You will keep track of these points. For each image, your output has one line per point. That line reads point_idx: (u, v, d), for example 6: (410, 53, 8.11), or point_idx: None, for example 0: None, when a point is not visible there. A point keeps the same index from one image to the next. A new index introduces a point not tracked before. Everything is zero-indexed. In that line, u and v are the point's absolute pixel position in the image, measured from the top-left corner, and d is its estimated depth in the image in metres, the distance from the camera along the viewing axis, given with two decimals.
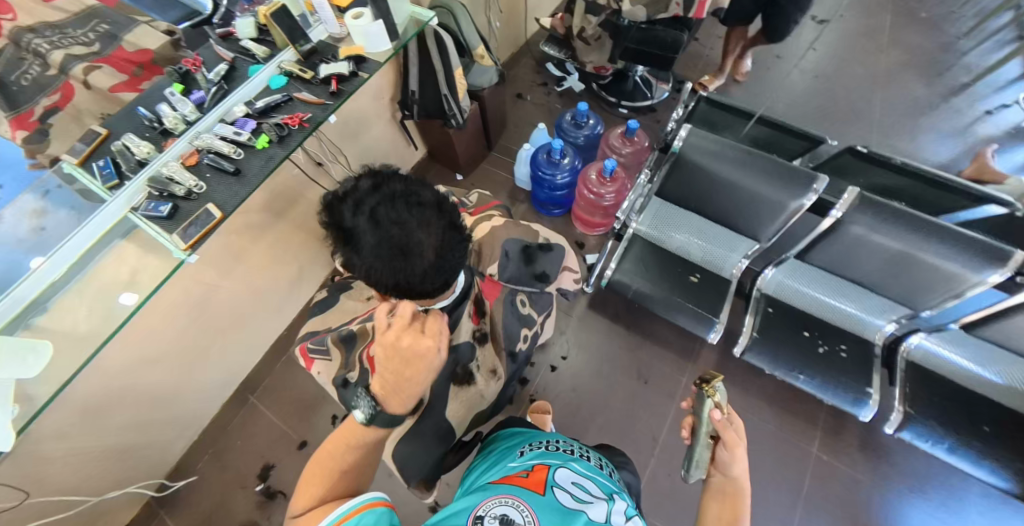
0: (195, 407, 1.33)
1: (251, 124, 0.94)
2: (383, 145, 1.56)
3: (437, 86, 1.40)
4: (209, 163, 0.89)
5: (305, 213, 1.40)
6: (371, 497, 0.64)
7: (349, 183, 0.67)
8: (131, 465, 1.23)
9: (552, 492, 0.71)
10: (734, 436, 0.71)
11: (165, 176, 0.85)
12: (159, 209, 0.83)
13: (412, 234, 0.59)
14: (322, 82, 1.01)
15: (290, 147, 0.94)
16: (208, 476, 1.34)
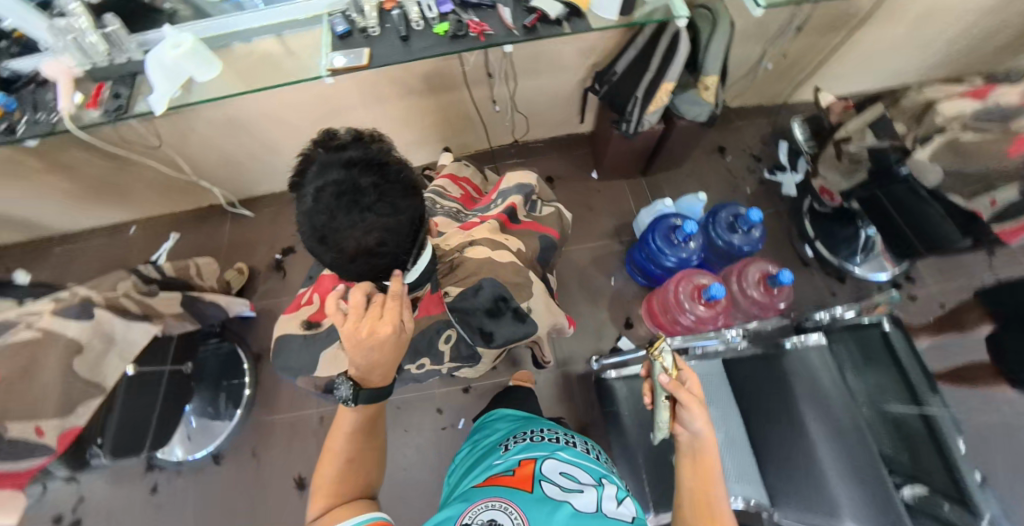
0: (287, 167, 1.46)
1: (448, 6, 0.98)
2: (564, 95, 1.47)
3: (637, 85, 1.26)
4: (395, 18, 0.97)
5: (452, 101, 1.40)
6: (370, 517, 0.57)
7: (340, 138, 0.66)
8: (226, 176, 1.42)
9: (541, 487, 0.66)
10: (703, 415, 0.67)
11: (362, 10, 0.96)
12: (338, 28, 0.95)
13: (338, 231, 0.62)
14: (526, 9, 1.00)
15: (455, 47, 0.97)
16: (258, 220, 1.52)
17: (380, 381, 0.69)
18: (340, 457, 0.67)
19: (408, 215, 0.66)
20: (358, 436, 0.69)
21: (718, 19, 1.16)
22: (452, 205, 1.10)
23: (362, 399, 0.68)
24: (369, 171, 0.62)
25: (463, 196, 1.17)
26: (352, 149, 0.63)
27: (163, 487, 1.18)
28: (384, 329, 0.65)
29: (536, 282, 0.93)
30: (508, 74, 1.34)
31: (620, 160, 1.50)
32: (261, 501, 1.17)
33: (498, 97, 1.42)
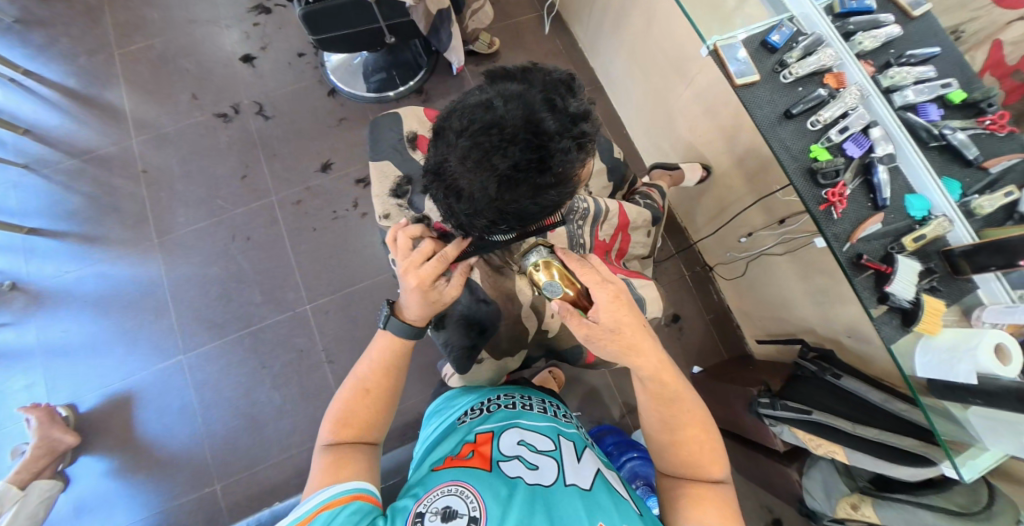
0: (606, 43, 1.38)
1: (853, 155, 0.90)
2: (792, 315, 1.20)
3: (829, 414, 1.00)
4: (810, 95, 0.92)
5: (738, 185, 1.18)
6: (352, 486, 0.59)
7: (567, 103, 0.56)
8: None
9: (499, 469, 0.64)
10: (617, 340, 0.63)
11: (811, 56, 0.92)
12: (776, 38, 0.93)
13: (451, 139, 0.55)
14: (886, 256, 0.86)
15: (798, 176, 0.91)
16: (547, 38, 1.48)
17: (417, 320, 0.70)
18: (364, 387, 0.68)
19: (502, 207, 0.56)
20: (385, 369, 0.69)
21: (970, 514, 0.87)
22: (584, 238, 0.91)
23: (392, 326, 0.70)
24: (532, 148, 0.53)
25: (603, 246, 0.97)
26: (550, 119, 0.53)
27: (302, 60, 1.40)
28: (424, 276, 0.66)
29: (517, 359, 0.94)
30: (792, 242, 1.10)
31: (725, 406, 1.22)
32: (302, 139, 1.35)
33: (759, 237, 1.18)
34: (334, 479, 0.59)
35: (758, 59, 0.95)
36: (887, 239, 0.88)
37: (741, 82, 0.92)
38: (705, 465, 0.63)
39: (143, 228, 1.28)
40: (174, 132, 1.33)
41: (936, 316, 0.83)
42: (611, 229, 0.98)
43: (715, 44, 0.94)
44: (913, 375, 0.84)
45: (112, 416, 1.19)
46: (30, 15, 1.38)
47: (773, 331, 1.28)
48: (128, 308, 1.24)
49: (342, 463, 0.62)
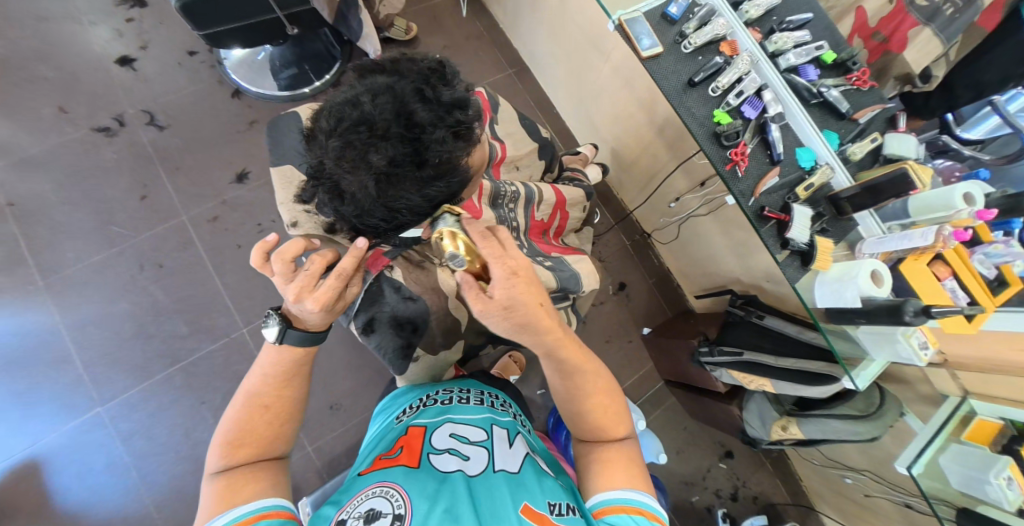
0: (524, 29, 1.40)
1: (749, 117, 1.00)
2: (719, 268, 1.34)
3: (754, 349, 1.15)
4: (709, 62, 1.01)
5: (661, 155, 1.27)
6: (263, 503, 0.54)
7: (437, 96, 0.59)
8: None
9: (427, 462, 0.65)
10: (508, 321, 0.58)
11: (706, 26, 1.01)
12: (675, 9, 1.01)
13: (326, 139, 0.56)
14: (784, 206, 0.98)
15: (706, 139, 1.01)
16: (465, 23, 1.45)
17: (319, 327, 0.64)
18: (262, 403, 0.61)
19: (388, 204, 0.58)
20: (286, 376, 0.63)
21: (867, 415, 1.04)
22: (519, 219, 1.05)
23: (291, 338, 0.62)
24: (407, 142, 0.55)
25: (541, 224, 1.14)
26: (419, 107, 0.56)
27: (194, 59, 1.25)
28: (323, 299, 0.58)
29: (457, 349, 0.94)
30: (713, 201, 1.21)
31: (673, 359, 1.33)
32: (209, 148, 1.21)
33: (685, 201, 1.30)
34: (236, 500, 0.54)
35: (660, 31, 1.02)
36: (786, 189, 1.00)
37: (649, 53, 0.98)
38: (614, 429, 0.66)
39: (21, 270, 1.09)
40: (42, 154, 1.13)
41: (826, 252, 0.96)
42: (545, 207, 1.13)
43: (621, 19, 0.99)
44: (816, 306, 0.95)
45: (16, 492, 1.02)
46: None
47: (707, 286, 1.41)
48: (16, 365, 1.06)
49: (241, 483, 0.56)
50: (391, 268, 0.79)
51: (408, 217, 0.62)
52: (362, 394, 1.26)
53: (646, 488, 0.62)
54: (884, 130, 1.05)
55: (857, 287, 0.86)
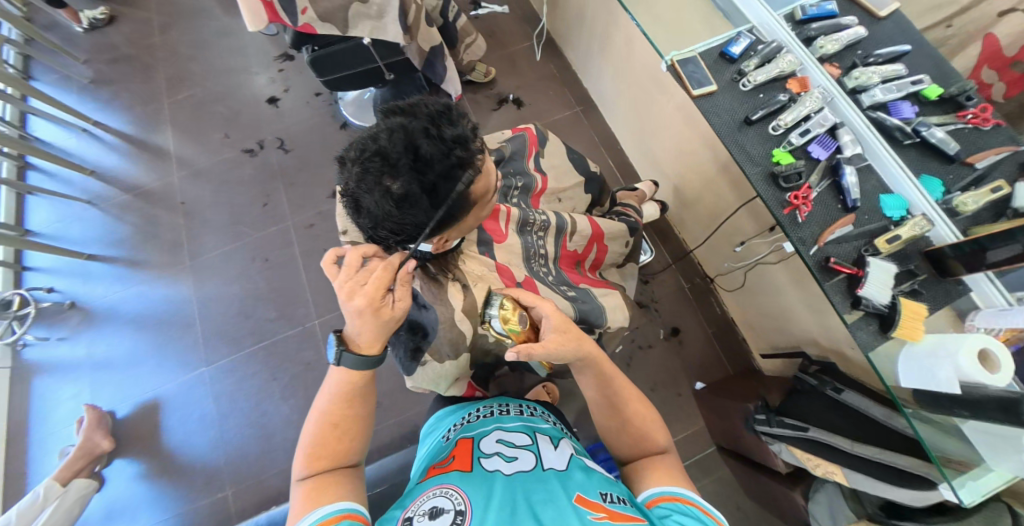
0: (593, 71, 1.56)
1: (818, 157, 0.88)
2: (793, 326, 1.19)
3: (823, 426, 0.97)
4: (771, 100, 0.91)
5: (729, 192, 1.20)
6: (340, 507, 0.62)
7: (446, 133, 0.67)
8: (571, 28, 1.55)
9: (479, 465, 0.70)
10: (559, 337, 0.74)
11: (769, 63, 0.92)
12: (734, 47, 0.94)
13: (351, 166, 0.65)
14: (856, 260, 0.80)
15: (760, 182, 0.89)
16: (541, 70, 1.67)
17: (371, 350, 0.70)
18: (332, 419, 0.69)
19: (398, 223, 0.66)
20: (349, 395, 0.71)
21: None
22: (549, 247, 1.07)
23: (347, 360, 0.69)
24: (415, 173, 0.63)
25: (574, 255, 1.15)
26: (427, 142, 0.64)
27: (318, 99, 1.56)
28: (372, 297, 0.66)
29: (463, 363, 0.91)
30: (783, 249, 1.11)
31: (725, 422, 1.19)
32: (316, 169, 1.48)
33: (753, 245, 1.21)
34: (321, 501, 0.63)
35: (718, 70, 0.95)
36: (862, 240, 0.83)
37: (699, 93, 0.92)
38: (651, 434, 0.74)
39: (178, 252, 1.44)
40: (206, 167, 1.50)
41: (917, 319, 0.75)
42: (578, 238, 1.13)
43: (672, 59, 0.94)
44: (897, 385, 0.76)
45: (141, 423, 1.31)
46: (101, 75, 1.63)
47: (779, 344, 1.28)
48: (160, 324, 1.38)
49: (324, 488, 0.65)
50: (410, 277, 0.84)
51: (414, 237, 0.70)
52: (401, 396, 1.41)
53: (680, 483, 0.68)
54: (1016, 177, 0.82)
55: (958, 371, 0.67)
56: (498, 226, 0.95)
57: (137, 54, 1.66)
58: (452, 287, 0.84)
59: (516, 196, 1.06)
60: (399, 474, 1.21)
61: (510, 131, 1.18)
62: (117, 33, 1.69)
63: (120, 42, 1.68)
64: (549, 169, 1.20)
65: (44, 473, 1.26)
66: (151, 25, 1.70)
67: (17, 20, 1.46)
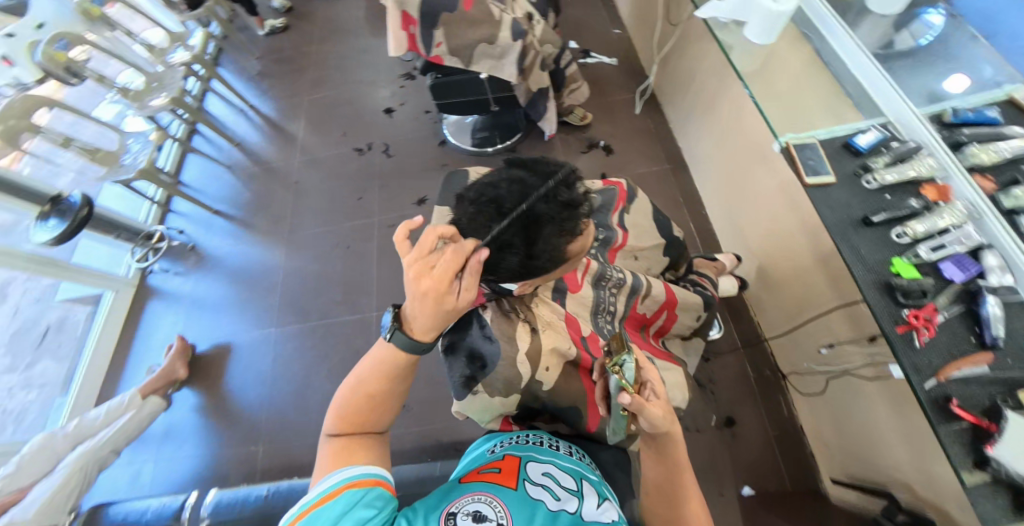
0: (693, 133, 1.56)
1: (952, 277, 0.87)
2: (877, 457, 1.08)
3: None
4: (899, 207, 0.95)
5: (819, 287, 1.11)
6: (368, 472, 0.62)
7: (560, 197, 0.73)
8: (679, 89, 1.58)
9: (524, 488, 0.68)
10: (664, 405, 0.65)
11: (902, 168, 0.98)
12: (862, 143, 1.03)
13: (468, 204, 0.73)
14: (986, 410, 0.78)
15: (879, 293, 0.90)
16: (638, 125, 1.70)
17: (422, 336, 0.64)
18: (369, 392, 0.66)
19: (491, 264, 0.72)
20: (389, 374, 0.67)
21: None
22: (618, 308, 1.04)
23: (397, 339, 0.64)
24: (521, 225, 0.70)
25: (641, 319, 1.10)
26: (540, 204, 0.70)
27: (427, 116, 1.72)
28: (439, 278, 0.60)
29: (511, 402, 0.89)
30: (879, 367, 1.04)
31: None
32: (410, 177, 1.62)
33: (843, 350, 1.15)
34: (347, 463, 0.63)
35: (839, 159, 1.04)
36: (998, 388, 0.79)
37: (813, 182, 1.01)
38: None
39: (281, 225, 1.64)
40: (322, 158, 1.71)
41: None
42: (651, 303, 1.08)
43: (788, 143, 1.05)
44: None
45: (213, 362, 1.49)
46: (265, 70, 1.96)
47: (857, 476, 1.15)
48: (252, 281, 1.58)
49: (353, 449, 0.65)
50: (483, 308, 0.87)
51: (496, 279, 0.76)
52: (432, 405, 1.46)
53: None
54: None
55: None
56: (575, 275, 0.94)
57: (296, 57, 1.97)
58: (521, 327, 0.85)
59: (594, 248, 1.04)
60: (410, 481, 1.23)
61: (600, 182, 1.15)
62: (288, 38, 2.03)
63: (286, 46, 2.01)
64: (632, 227, 1.15)
65: (132, 384, 1.48)
66: (311, 36, 2.01)
67: None
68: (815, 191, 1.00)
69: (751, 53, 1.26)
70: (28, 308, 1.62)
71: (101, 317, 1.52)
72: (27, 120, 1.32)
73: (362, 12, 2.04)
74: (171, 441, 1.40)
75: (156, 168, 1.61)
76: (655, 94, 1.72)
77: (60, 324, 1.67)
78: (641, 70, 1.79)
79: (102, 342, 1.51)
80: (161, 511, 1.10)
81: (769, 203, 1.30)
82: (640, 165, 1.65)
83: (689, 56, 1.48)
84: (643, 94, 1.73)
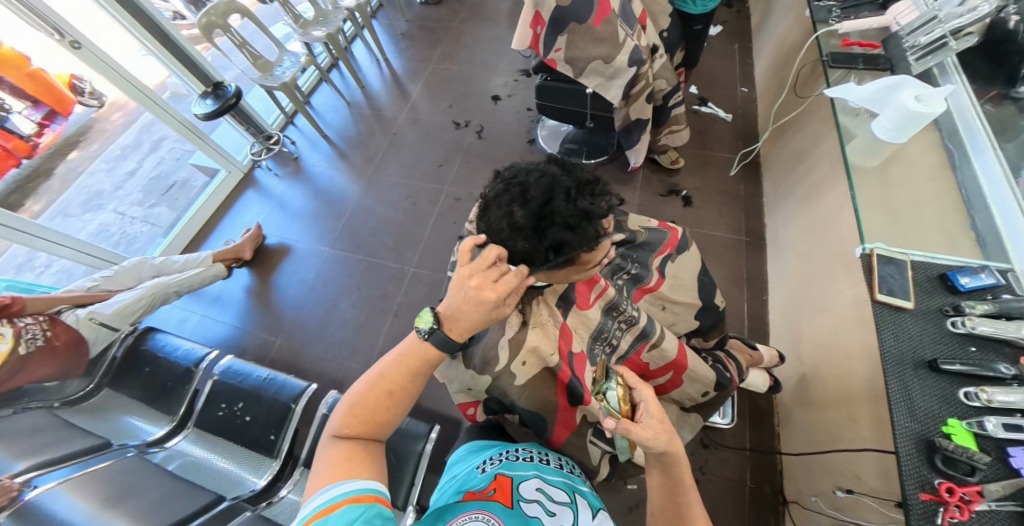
0: (785, 214, 1.44)
1: (1019, 469, 0.73)
2: None
3: None
4: (983, 365, 0.81)
5: None
6: (369, 487, 0.66)
7: (584, 200, 0.73)
8: (785, 165, 1.47)
9: (519, 507, 0.74)
10: (666, 431, 0.72)
11: (1007, 321, 0.83)
12: (967, 278, 0.90)
13: (498, 181, 0.76)
14: None
15: (914, 449, 0.80)
16: (730, 188, 1.62)
17: (456, 335, 0.72)
18: (385, 397, 0.71)
19: (501, 243, 0.75)
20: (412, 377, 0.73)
21: None
22: (621, 344, 1.00)
23: (435, 338, 0.72)
24: (536, 214, 0.71)
25: (640, 367, 1.05)
26: (558, 203, 0.70)
27: (528, 113, 1.79)
28: (502, 288, 0.72)
29: (481, 385, 0.89)
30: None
31: None
32: (491, 162, 1.69)
33: (860, 499, 1.01)
34: (351, 475, 0.66)
35: (929, 290, 0.91)
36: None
37: (883, 298, 0.91)
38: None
39: (369, 166, 1.80)
40: (424, 120, 1.85)
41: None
42: (656, 355, 1.02)
43: (870, 250, 0.96)
44: None
45: (273, 257, 1.67)
46: (408, 33, 2.16)
47: None
48: (328, 203, 1.75)
49: (357, 460, 0.69)
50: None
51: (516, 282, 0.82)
52: None
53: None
54: None
55: None
56: (587, 294, 0.92)
57: (438, 29, 2.15)
58: (513, 317, 0.85)
59: (621, 279, 1.01)
60: None
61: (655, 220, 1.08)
62: (437, 11, 2.22)
63: (433, 17, 2.20)
64: (670, 276, 1.09)
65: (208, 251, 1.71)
66: (457, 15, 2.18)
67: None
68: (882, 312, 0.90)
69: (873, 149, 1.15)
70: (168, 163, 1.97)
71: (211, 188, 1.78)
72: (224, 20, 1.60)
73: (507, 5, 2.17)
74: (217, 308, 1.59)
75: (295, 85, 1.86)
76: (759, 162, 1.62)
77: (183, 183, 2.00)
78: (755, 134, 1.69)
79: (204, 208, 1.77)
80: (188, 354, 1.26)
81: (836, 311, 1.16)
82: (716, 227, 1.56)
83: (807, 133, 1.37)
84: (748, 158, 1.64)
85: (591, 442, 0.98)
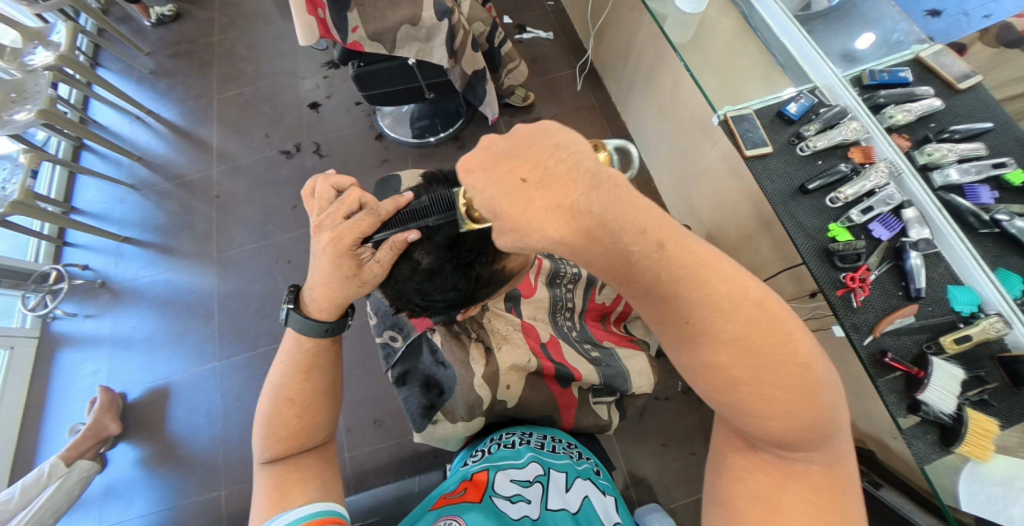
0: (636, 107, 1.56)
1: (880, 237, 0.90)
2: None
3: None
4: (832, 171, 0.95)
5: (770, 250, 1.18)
6: (316, 510, 0.57)
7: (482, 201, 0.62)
8: (618, 63, 1.57)
9: (492, 502, 0.71)
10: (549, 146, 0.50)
11: (834, 129, 0.97)
12: (792, 108, 1.01)
13: None
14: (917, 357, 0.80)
15: (819, 264, 0.91)
16: (581, 102, 1.68)
17: (320, 315, 0.63)
18: (287, 395, 0.63)
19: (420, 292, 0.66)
20: (301, 373, 0.64)
21: None
22: (577, 300, 1.09)
23: (292, 322, 0.63)
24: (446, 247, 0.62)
25: (601, 308, 1.15)
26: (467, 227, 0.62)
27: (358, 108, 1.61)
28: (343, 235, 0.58)
29: (474, 425, 0.91)
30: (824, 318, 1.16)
31: None
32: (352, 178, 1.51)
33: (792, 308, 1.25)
34: (285, 508, 0.57)
35: (774, 130, 1.02)
36: (924, 335, 0.82)
37: (752, 153, 0.99)
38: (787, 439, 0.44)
39: (207, 244, 1.48)
40: (245, 164, 1.55)
41: (986, 437, 0.73)
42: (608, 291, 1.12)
43: (726, 114, 1.02)
44: (958, 506, 0.74)
45: (151, 408, 1.33)
46: (160, 68, 1.72)
47: None
48: (179, 313, 1.41)
49: (289, 487, 0.59)
50: (432, 332, 0.86)
51: (443, 303, 0.69)
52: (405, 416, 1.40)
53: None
54: None
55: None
56: (528, 280, 0.98)
57: (198, 50, 1.74)
58: (475, 350, 0.86)
59: None
60: (389, 504, 1.16)
61: None
62: (182, 29, 1.78)
63: (183, 37, 1.76)
64: None
65: (54, 447, 1.30)
66: (212, 24, 1.78)
67: (92, 10, 1.55)
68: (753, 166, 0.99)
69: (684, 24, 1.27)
70: None
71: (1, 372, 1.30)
72: None
73: None
74: (112, 500, 1.26)
75: (36, 195, 1.37)
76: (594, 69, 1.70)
77: None
78: (578, 43, 1.75)
79: (5, 407, 1.29)
80: None
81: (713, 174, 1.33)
82: None
83: (624, 28, 1.46)
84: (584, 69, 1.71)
85: (595, 403, 1.05)
